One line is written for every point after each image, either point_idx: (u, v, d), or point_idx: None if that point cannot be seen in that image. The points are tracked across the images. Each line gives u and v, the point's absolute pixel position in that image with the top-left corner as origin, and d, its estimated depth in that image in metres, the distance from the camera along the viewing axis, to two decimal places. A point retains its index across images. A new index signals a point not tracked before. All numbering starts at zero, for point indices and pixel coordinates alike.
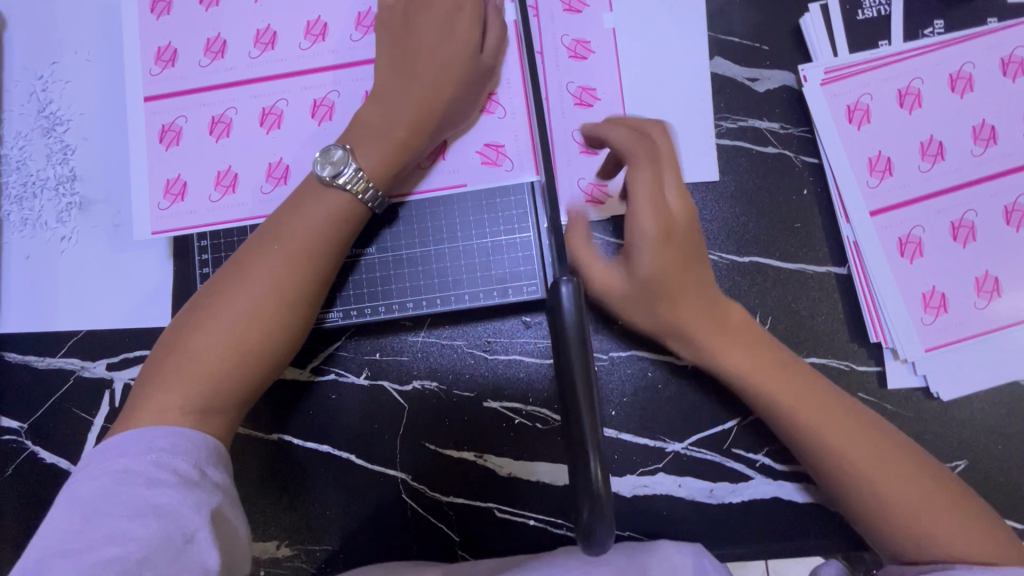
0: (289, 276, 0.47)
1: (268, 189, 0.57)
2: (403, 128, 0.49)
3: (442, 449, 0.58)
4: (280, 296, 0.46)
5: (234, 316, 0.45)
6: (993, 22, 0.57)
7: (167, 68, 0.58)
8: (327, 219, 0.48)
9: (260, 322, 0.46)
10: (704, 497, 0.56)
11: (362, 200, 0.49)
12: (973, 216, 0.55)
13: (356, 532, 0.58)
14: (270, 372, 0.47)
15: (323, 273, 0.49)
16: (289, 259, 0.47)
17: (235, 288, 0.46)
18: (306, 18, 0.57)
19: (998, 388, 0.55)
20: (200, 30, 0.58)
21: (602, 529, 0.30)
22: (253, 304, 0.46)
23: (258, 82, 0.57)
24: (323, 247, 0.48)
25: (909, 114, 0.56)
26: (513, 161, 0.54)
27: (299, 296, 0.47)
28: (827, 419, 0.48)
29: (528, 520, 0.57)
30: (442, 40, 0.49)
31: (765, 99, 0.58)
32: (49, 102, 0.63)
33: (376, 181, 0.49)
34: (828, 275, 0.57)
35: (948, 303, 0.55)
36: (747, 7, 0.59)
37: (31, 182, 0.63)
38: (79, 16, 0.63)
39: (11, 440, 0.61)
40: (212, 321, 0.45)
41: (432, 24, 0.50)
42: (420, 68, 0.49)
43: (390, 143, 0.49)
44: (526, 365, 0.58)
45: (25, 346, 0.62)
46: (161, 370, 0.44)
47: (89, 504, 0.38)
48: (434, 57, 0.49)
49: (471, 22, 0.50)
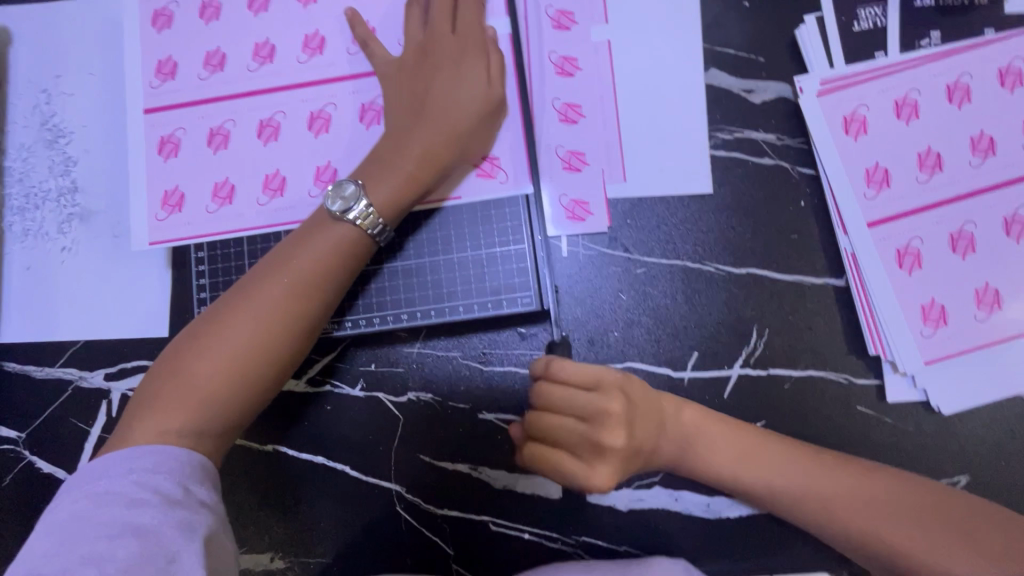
0: (289, 303, 0.47)
1: (265, 204, 0.57)
2: (409, 159, 0.50)
3: (437, 461, 0.58)
4: (278, 326, 0.47)
5: (229, 345, 0.45)
6: (991, 32, 0.57)
7: (167, 81, 0.59)
8: (331, 247, 0.49)
9: (260, 350, 0.46)
10: (701, 512, 0.55)
11: (369, 234, 0.49)
12: (972, 228, 0.55)
13: (350, 544, 0.57)
14: (262, 396, 0.47)
15: (325, 301, 0.49)
16: (291, 291, 0.47)
17: (236, 315, 0.46)
18: (304, 32, 0.58)
19: (1001, 403, 0.54)
20: (200, 44, 0.59)
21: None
22: (251, 329, 0.46)
23: (256, 95, 0.58)
24: (323, 278, 0.48)
25: (906, 125, 0.56)
26: (511, 178, 0.54)
27: (300, 325, 0.48)
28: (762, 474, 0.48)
29: (523, 534, 0.57)
30: (445, 83, 0.51)
31: (761, 110, 0.58)
32: (53, 115, 0.64)
33: (384, 212, 0.50)
34: (826, 287, 0.56)
35: (948, 315, 0.55)
36: (743, 19, 0.59)
37: (33, 194, 0.64)
38: (82, 29, 0.64)
39: (9, 450, 0.61)
40: (211, 347, 0.45)
41: (440, 64, 0.51)
42: (428, 109, 0.51)
43: (398, 176, 0.50)
44: (521, 377, 0.58)
45: (24, 356, 0.62)
46: (155, 397, 0.44)
47: (67, 524, 0.37)
48: (442, 97, 0.50)
49: (475, 63, 0.51)
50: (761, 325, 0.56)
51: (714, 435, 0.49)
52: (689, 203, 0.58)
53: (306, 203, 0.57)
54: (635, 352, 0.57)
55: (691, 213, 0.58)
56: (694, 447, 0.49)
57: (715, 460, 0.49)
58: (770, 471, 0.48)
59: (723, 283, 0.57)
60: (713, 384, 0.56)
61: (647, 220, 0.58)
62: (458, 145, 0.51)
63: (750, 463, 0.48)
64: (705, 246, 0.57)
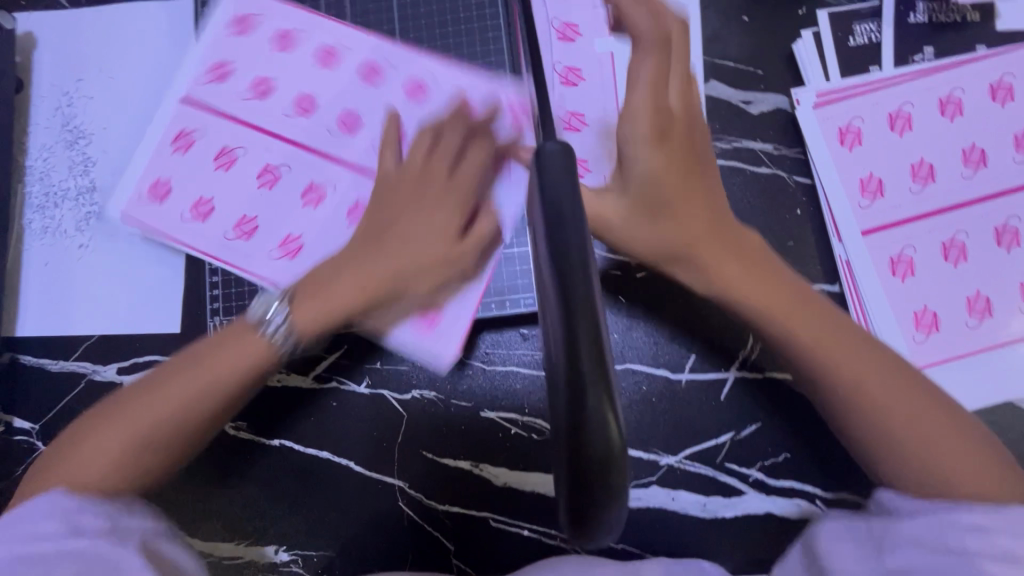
0: (189, 401, 0.45)
1: (245, 248, 0.60)
2: (347, 292, 0.50)
3: (439, 457, 0.59)
4: (188, 416, 0.45)
5: (132, 425, 0.44)
6: (982, 49, 0.58)
7: (213, 82, 0.62)
8: (249, 358, 0.46)
9: (149, 442, 0.44)
10: (697, 511, 0.56)
11: (277, 343, 0.47)
12: (964, 237, 0.56)
13: (354, 538, 0.59)
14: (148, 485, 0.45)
15: (230, 401, 0.46)
16: (194, 387, 0.45)
17: (142, 396, 0.45)
18: (349, 109, 0.61)
19: (992, 409, 0.55)
20: (258, 69, 0.62)
21: (615, 517, 0.20)
22: (148, 415, 0.44)
23: (283, 141, 0.61)
24: (232, 377, 0.46)
25: (899, 136, 0.58)
26: (471, 307, 0.58)
27: (201, 421, 0.45)
28: (892, 391, 0.44)
29: (522, 530, 0.58)
30: (415, 221, 0.52)
31: (759, 121, 0.60)
32: (73, 117, 0.67)
33: (299, 334, 0.48)
34: (822, 293, 0.58)
35: (940, 322, 0.56)
36: (742, 33, 0.61)
37: (53, 192, 0.66)
38: (106, 35, 0.67)
39: (22, 441, 0.62)
40: (105, 427, 0.44)
41: (412, 207, 0.53)
42: (385, 240, 0.52)
43: (326, 303, 0.49)
44: (523, 376, 0.60)
45: (39, 350, 0.64)
46: (48, 467, 0.44)
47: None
48: (402, 235, 0.52)
49: (449, 209, 0.53)
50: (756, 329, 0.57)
51: (762, 281, 0.46)
52: None
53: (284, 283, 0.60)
54: (634, 354, 0.59)
55: None
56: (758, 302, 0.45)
57: (722, 272, 0.46)
58: (902, 405, 0.43)
59: None
60: (710, 386, 0.57)
61: None
62: (393, 286, 0.51)
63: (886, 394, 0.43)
64: None
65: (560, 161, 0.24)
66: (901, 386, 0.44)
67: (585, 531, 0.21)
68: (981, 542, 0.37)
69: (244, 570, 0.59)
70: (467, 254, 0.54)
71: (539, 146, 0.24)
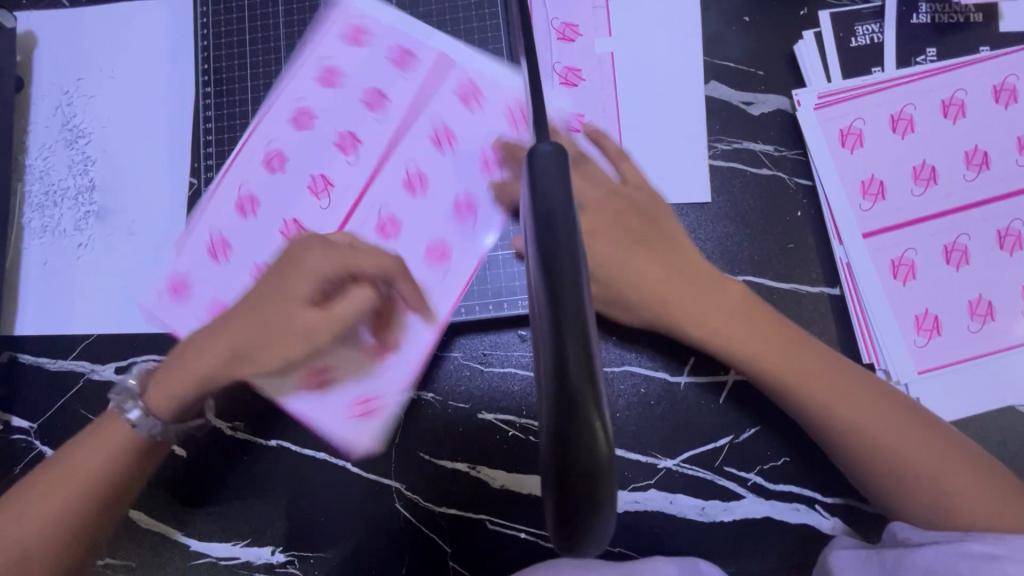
0: (71, 488, 0.50)
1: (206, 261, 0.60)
2: (208, 362, 0.50)
3: (436, 459, 0.59)
4: (70, 517, 0.49)
5: (36, 516, 0.49)
6: (986, 51, 0.58)
7: (410, 76, 0.59)
8: (111, 447, 0.51)
9: (38, 530, 0.49)
10: (695, 515, 0.56)
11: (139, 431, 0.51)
12: (966, 240, 0.56)
13: (351, 539, 0.59)
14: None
15: (112, 486, 0.51)
16: (78, 473, 0.50)
17: (43, 484, 0.50)
18: (418, 213, 0.58)
19: (992, 413, 0.55)
20: (465, 132, 0.59)
21: (601, 525, 0.20)
22: (36, 507, 0.49)
23: (371, 190, 0.59)
24: (107, 463, 0.51)
25: (901, 139, 0.57)
26: (395, 377, 0.56)
27: (83, 503, 0.50)
28: (892, 430, 0.49)
29: (519, 533, 0.58)
30: (280, 286, 0.49)
31: (760, 122, 0.60)
32: (73, 116, 0.67)
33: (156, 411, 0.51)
34: (822, 296, 0.57)
35: (942, 326, 0.55)
36: (743, 33, 0.60)
37: (53, 191, 0.66)
38: (107, 34, 0.67)
39: (20, 440, 0.62)
40: (1, 522, 0.49)
41: (280, 275, 0.50)
42: (247, 312, 0.50)
43: (178, 380, 0.51)
44: (521, 378, 0.59)
45: (38, 348, 0.64)
46: None
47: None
48: (270, 307, 0.49)
49: (309, 274, 0.48)
50: None
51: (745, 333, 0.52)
52: (688, 212, 0.59)
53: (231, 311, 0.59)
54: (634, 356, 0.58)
55: (691, 221, 0.59)
56: (756, 357, 0.52)
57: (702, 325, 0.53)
58: (905, 442, 0.49)
59: None
60: (710, 388, 0.57)
61: None
62: (244, 353, 0.50)
63: (889, 437, 0.49)
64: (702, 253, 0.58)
65: (553, 162, 0.23)
66: (897, 422, 0.49)
67: (570, 538, 0.21)
68: (992, 571, 0.42)
69: (240, 571, 0.59)
70: (318, 330, 0.49)
71: (532, 148, 0.24)
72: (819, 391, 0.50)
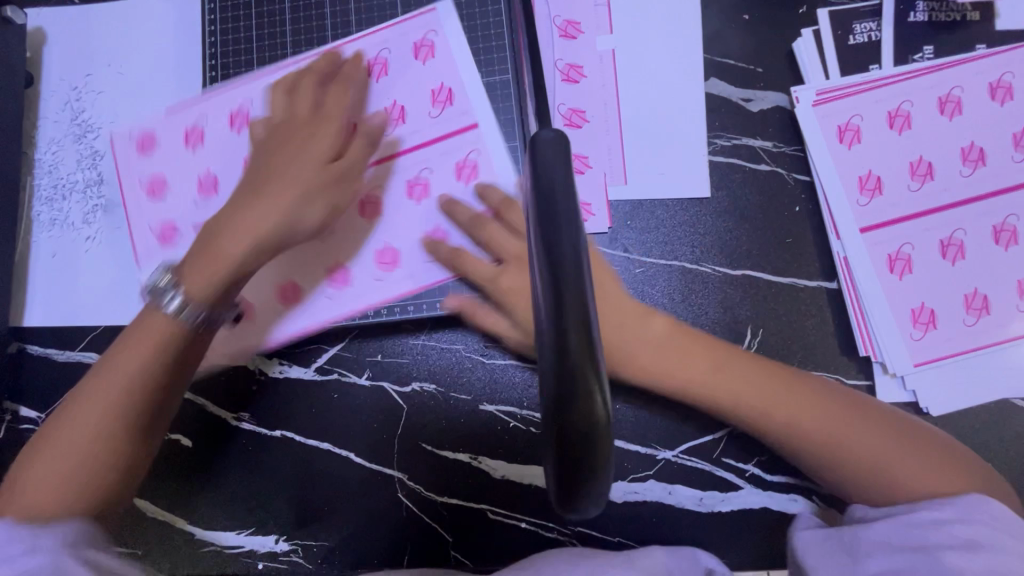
0: (130, 370, 0.46)
1: (140, 203, 0.63)
2: (235, 249, 0.49)
3: (438, 450, 0.60)
4: (135, 400, 0.46)
5: (96, 406, 0.45)
6: (982, 48, 0.59)
7: (445, 108, 0.59)
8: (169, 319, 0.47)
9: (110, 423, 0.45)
10: (693, 505, 0.57)
11: (184, 317, 0.47)
12: (962, 235, 0.57)
13: (354, 529, 0.59)
14: (122, 465, 0.46)
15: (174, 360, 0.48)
16: (135, 359, 0.46)
17: (94, 378, 0.46)
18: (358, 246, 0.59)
19: (988, 406, 0.56)
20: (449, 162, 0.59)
21: (603, 492, 0.21)
22: (94, 398, 0.46)
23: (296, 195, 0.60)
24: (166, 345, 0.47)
25: (898, 134, 0.58)
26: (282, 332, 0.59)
27: (140, 382, 0.46)
28: (828, 419, 0.47)
29: (520, 523, 0.59)
30: (297, 152, 0.53)
31: (759, 119, 0.60)
32: (82, 111, 0.68)
33: (194, 302, 0.47)
34: (820, 290, 0.58)
35: (938, 319, 0.56)
36: (743, 31, 0.61)
37: (61, 185, 0.67)
38: (116, 30, 0.68)
39: (28, 430, 0.63)
40: (58, 426, 0.46)
41: (293, 144, 0.53)
42: (265, 188, 0.51)
43: (211, 269, 0.48)
44: (522, 370, 0.60)
45: (46, 340, 0.65)
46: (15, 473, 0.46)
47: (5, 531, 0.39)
48: (282, 172, 0.52)
49: (328, 133, 0.54)
50: (754, 324, 0.58)
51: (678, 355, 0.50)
52: (688, 207, 0.60)
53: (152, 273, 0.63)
54: None
55: (690, 216, 0.60)
56: (690, 375, 0.50)
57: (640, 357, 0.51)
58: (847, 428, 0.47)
59: (717, 283, 0.59)
60: None
61: (647, 222, 0.60)
62: (284, 229, 0.51)
63: (832, 424, 0.47)
64: (701, 247, 0.59)
65: (554, 150, 0.24)
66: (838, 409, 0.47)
67: (571, 506, 0.22)
68: (943, 536, 0.41)
69: (245, 558, 0.60)
70: (341, 181, 0.54)
71: (533, 135, 0.25)
72: (750, 399, 0.48)
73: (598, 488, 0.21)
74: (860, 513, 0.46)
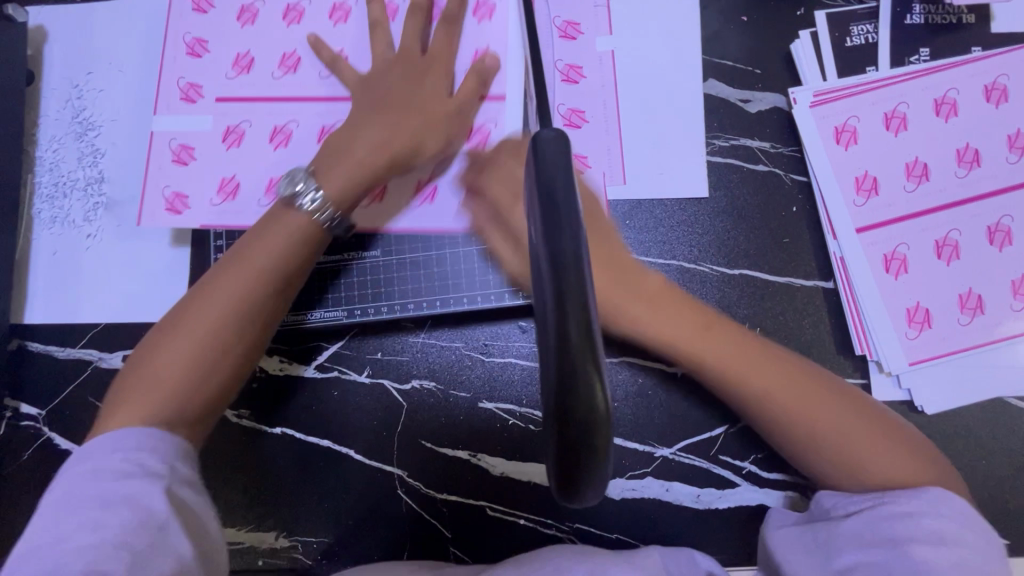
0: (245, 285, 0.48)
1: (178, 57, 0.63)
2: (364, 152, 0.52)
3: (438, 447, 0.60)
4: (248, 314, 0.48)
5: (208, 318, 0.47)
6: (978, 51, 0.59)
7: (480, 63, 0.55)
8: (291, 234, 0.50)
9: (221, 336, 0.47)
10: (690, 503, 0.57)
11: (318, 219, 0.50)
12: (957, 236, 0.57)
13: (353, 526, 0.60)
14: (231, 378, 0.48)
15: (283, 283, 0.50)
16: (247, 277, 0.48)
17: (203, 294, 0.47)
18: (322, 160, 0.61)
19: (982, 404, 0.56)
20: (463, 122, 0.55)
21: (600, 479, 0.21)
22: (208, 313, 0.47)
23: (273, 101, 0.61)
24: (276, 264, 0.49)
25: (894, 136, 0.59)
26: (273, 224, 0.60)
27: (258, 301, 0.48)
28: (801, 395, 0.46)
29: (518, 519, 0.59)
30: (417, 82, 0.54)
31: (757, 120, 0.61)
32: (83, 109, 0.68)
33: (335, 203, 0.51)
34: (816, 289, 0.58)
35: (932, 319, 0.57)
36: (741, 33, 0.62)
37: (62, 183, 0.67)
38: (118, 28, 0.68)
39: (29, 426, 0.64)
40: (167, 339, 0.46)
41: (411, 73, 0.54)
42: (389, 101, 0.54)
43: (347, 170, 0.51)
44: (521, 368, 0.61)
45: (46, 337, 0.65)
46: (121, 387, 0.45)
47: (70, 485, 0.40)
48: (409, 94, 0.54)
49: (444, 71, 0.54)
50: (753, 322, 0.58)
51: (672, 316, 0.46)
52: (686, 206, 0.60)
53: (166, 181, 0.61)
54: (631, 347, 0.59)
55: (688, 216, 0.60)
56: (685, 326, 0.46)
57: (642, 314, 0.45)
58: (819, 408, 0.46)
59: (715, 283, 0.59)
60: None
61: (646, 221, 0.60)
62: (410, 141, 0.53)
63: (806, 401, 0.46)
64: (699, 248, 0.60)
65: (556, 148, 0.24)
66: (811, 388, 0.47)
67: (571, 497, 0.23)
68: (910, 528, 0.41)
69: (244, 555, 0.60)
70: (463, 113, 0.54)
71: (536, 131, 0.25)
72: (741, 363, 0.46)
73: (595, 476, 0.21)
74: (829, 504, 0.46)
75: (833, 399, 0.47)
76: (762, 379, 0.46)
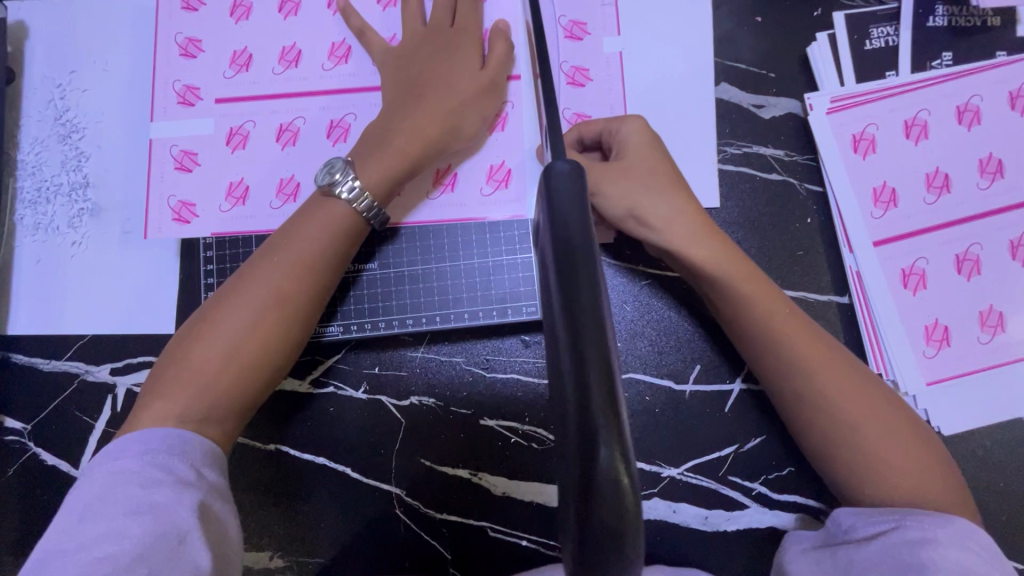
0: (287, 281, 0.48)
1: (170, 57, 0.59)
2: (403, 141, 0.51)
3: (438, 465, 0.58)
4: (286, 311, 0.47)
5: (249, 309, 0.47)
6: (1002, 55, 0.57)
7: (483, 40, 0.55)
8: (329, 231, 0.49)
9: (260, 330, 0.46)
10: (698, 524, 0.56)
11: (357, 210, 0.50)
12: (978, 250, 0.55)
13: (350, 546, 0.58)
14: (268, 376, 0.47)
15: (325, 283, 0.49)
16: (289, 272, 0.48)
17: (244, 286, 0.47)
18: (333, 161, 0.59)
19: (1001, 425, 0.55)
20: None
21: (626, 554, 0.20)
22: (250, 305, 0.47)
23: (278, 98, 0.59)
24: (318, 262, 0.49)
25: (914, 144, 0.56)
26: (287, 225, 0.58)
27: (299, 297, 0.48)
28: (845, 393, 0.46)
29: (521, 540, 0.57)
30: (443, 65, 0.53)
31: (771, 126, 0.58)
32: (66, 110, 0.65)
33: (373, 194, 0.50)
34: (830, 304, 0.56)
35: (951, 337, 0.55)
36: (755, 34, 0.59)
37: (45, 187, 0.64)
38: (101, 24, 0.65)
39: (14, 441, 0.61)
40: (209, 329, 0.46)
41: (439, 57, 0.53)
42: (421, 86, 0.53)
43: (386, 158, 0.51)
44: (524, 384, 0.59)
45: (31, 348, 0.62)
46: (160, 379, 0.45)
47: (98, 486, 0.39)
48: (438, 78, 0.52)
49: (470, 50, 0.54)
50: None
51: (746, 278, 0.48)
52: None
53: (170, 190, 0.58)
54: (638, 364, 0.57)
55: None
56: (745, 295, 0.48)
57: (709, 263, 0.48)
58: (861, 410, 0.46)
59: None
60: (715, 397, 0.56)
61: None
62: (447, 125, 0.52)
63: (851, 398, 0.46)
64: None
65: (574, 186, 0.23)
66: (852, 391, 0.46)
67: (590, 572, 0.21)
68: (934, 557, 0.39)
69: None
70: (493, 92, 0.53)
71: (548, 164, 0.24)
72: (792, 338, 0.47)
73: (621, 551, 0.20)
74: (848, 523, 0.45)
75: (872, 405, 0.46)
76: (813, 357, 0.47)
